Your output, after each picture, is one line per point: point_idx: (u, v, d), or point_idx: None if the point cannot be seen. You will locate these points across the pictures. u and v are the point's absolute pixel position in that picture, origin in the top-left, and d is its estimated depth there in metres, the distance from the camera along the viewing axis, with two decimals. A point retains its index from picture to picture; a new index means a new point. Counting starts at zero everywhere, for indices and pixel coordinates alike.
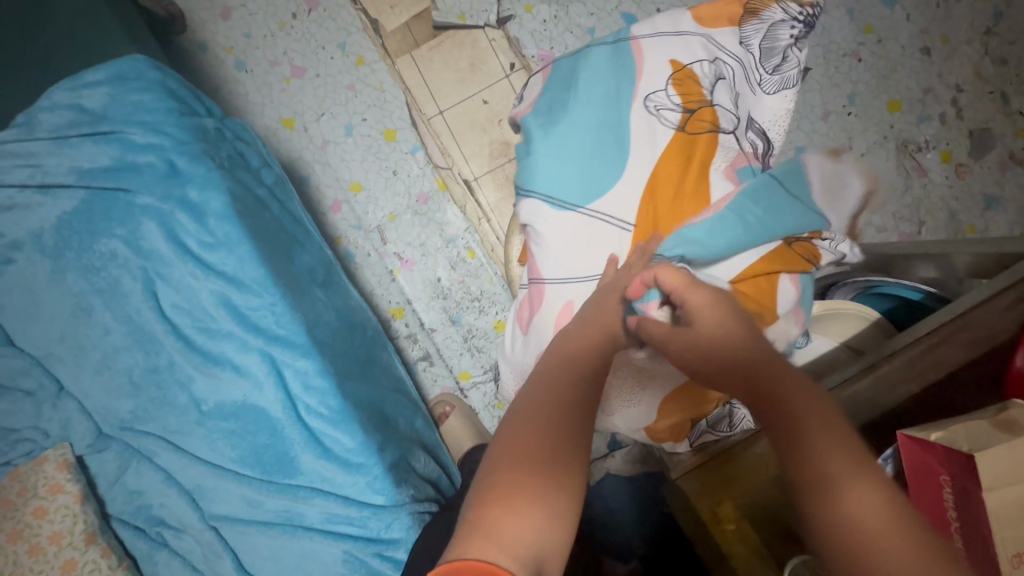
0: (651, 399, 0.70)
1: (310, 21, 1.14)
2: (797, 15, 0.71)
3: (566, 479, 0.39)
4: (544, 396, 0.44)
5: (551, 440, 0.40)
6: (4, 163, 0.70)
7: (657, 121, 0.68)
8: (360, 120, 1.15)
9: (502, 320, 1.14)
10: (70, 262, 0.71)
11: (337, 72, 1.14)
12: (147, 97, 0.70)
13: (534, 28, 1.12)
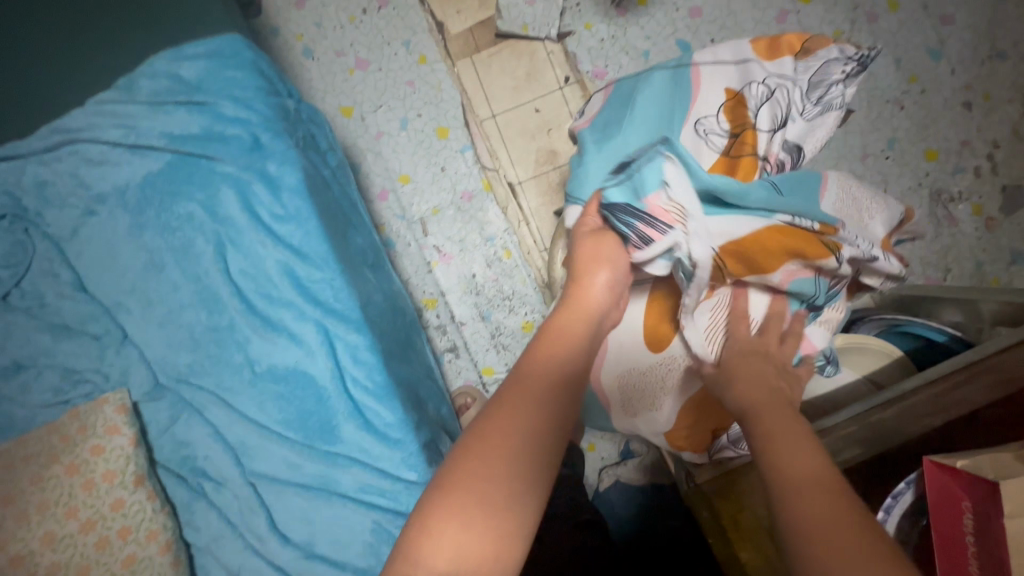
0: (673, 406, 0.67)
1: (379, 18, 1.19)
2: (851, 55, 0.65)
3: (526, 500, 0.41)
4: (523, 403, 0.45)
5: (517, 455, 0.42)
6: (102, 122, 0.75)
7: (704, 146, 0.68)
8: (415, 116, 1.19)
9: (531, 322, 1.16)
10: (150, 219, 0.75)
11: (399, 68, 1.19)
12: (241, 74, 0.75)
13: (591, 46, 1.16)
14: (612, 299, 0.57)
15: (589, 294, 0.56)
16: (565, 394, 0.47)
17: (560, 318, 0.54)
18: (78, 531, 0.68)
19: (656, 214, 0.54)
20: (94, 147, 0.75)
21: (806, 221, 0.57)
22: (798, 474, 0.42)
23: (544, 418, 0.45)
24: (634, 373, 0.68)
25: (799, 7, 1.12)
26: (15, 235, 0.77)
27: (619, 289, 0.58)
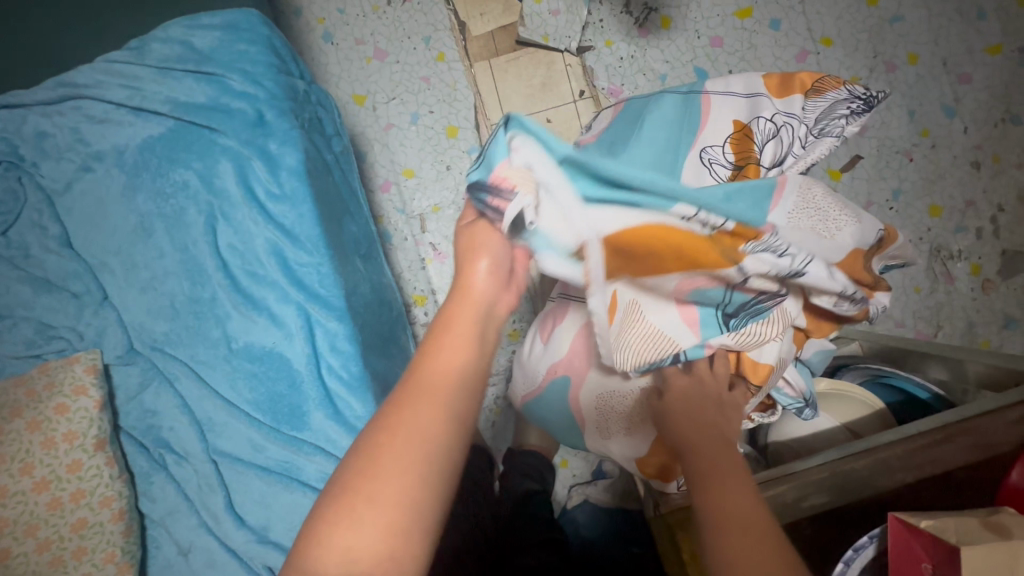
0: (647, 433, 0.67)
1: (403, 10, 1.19)
2: (859, 96, 0.65)
3: (423, 517, 0.42)
4: (415, 416, 0.44)
5: (408, 469, 0.42)
6: (108, 80, 0.75)
7: (707, 175, 0.65)
8: (427, 112, 1.19)
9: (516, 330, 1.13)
10: (145, 183, 0.75)
11: (417, 62, 1.19)
12: (253, 49, 0.75)
13: (611, 64, 1.16)
14: (500, 279, 0.50)
15: (473, 278, 0.49)
16: (464, 400, 0.46)
17: (453, 307, 0.49)
18: (31, 490, 0.67)
19: (506, 178, 0.43)
20: (98, 105, 0.75)
21: (713, 219, 0.43)
22: (731, 513, 0.48)
23: (436, 432, 0.44)
24: (612, 398, 0.67)
25: (820, 49, 1.13)
26: (10, 183, 0.76)
27: (507, 269, 0.50)
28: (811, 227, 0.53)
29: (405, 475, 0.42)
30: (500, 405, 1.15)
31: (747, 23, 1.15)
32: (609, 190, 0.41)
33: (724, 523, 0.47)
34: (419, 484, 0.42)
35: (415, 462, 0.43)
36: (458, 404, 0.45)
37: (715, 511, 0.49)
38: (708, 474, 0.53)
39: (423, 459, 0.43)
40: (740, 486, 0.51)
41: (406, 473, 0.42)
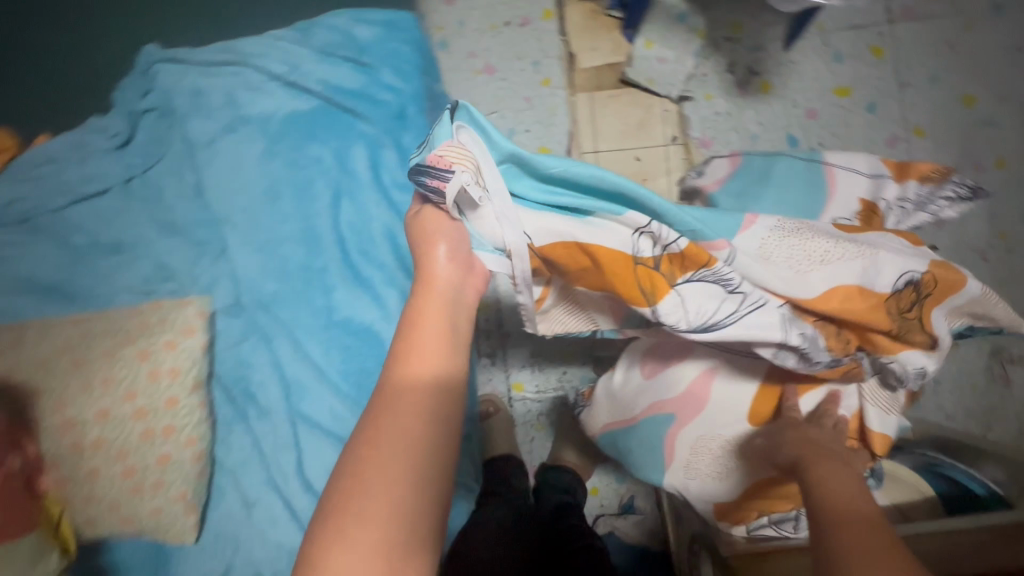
0: (737, 482, 0.72)
1: (518, 33, 1.26)
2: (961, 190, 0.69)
3: (413, 514, 0.42)
4: (386, 411, 0.47)
5: (380, 463, 0.44)
6: (271, 54, 0.81)
7: None
8: (523, 130, 1.24)
9: (571, 351, 1.15)
10: (283, 151, 0.80)
11: (522, 83, 1.25)
12: (406, 51, 0.82)
13: (707, 117, 1.21)
14: (459, 270, 0.57)
15: (435, 267, 0.56)
16: (433, 392, 0.49)
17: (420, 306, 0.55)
18: (131, 416, 0.71)
19: (440, 165, 0.51)
20: (256, 75, 0.81)
21: (643, 245, 0.55)
22: (843, 512, 0.48)
23: (406, 424, 0.46)
24: (713, 441, 0.72)
25: (910, 138, 1.17)
26: (158, 129, 0.82)
27: (465, 256, 0.58)
28: (785, 259, 0.57)
29: (387, 467, 0.43)
30: (542, 421, 1.17)
31: (843, 102, 1.19)
32: (551, 202, 0.54)
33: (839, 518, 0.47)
34: (390, 477, 0.43)
35: (385, 454, 0.44)
36: (428, 398, 0.48)
37: (830, 510, 0.49)
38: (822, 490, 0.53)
39: (393, 451, 0.44)
40: (853, 496, 0.50)
41: (388, 465, 0.44)
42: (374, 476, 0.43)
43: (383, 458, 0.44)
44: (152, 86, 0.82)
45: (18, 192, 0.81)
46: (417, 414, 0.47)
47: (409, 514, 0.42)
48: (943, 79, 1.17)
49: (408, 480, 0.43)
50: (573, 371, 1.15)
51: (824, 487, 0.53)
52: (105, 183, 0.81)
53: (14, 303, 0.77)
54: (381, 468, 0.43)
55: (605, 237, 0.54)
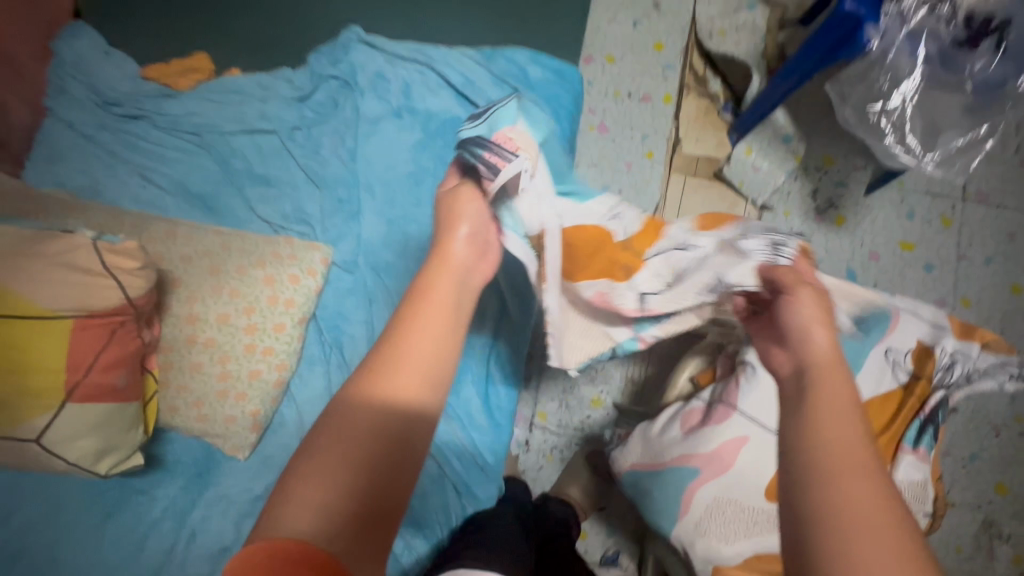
0: (744, 550, 0.76)
1: (636, 105, 1.39)
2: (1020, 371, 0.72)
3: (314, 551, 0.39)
4: (328, 455, 0.40)
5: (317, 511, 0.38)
6: (452, 65, 0.92)
7: (886, 373, 0.76)
8: (615, 189, 1.35)
9: (601, 399, 1.22)
10: (435, 146, 0.91)
11: (627, 148, 1.37)
12: (566, 96, 0.92)
13: (781, 230, 1.33)
14: (476, 252, 0.53)
15: (452, 247, 0.52)
16: (395, 431, 0.43)
17: (409, 331, 0.47)
18: (242, 329, 0.78)
19: (506, 142, 0.50)
20: (434, 78, 0.93)
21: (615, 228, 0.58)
22: (837, 453, 0.42)
23: (351, 470, 0.40)
24: (728, 505, 0.76)
25: (957, 306, 1.27)
26: (336, 95, 0.93)
27: (483, 241, 0.53)
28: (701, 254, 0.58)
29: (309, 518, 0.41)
30: (554, 454, 1.22)
31: (905, 255, 1.30)
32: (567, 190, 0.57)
33: (842, 467, 0.41)
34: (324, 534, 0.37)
35: (322, 505, 0.38)
36: (384, 440, 0.42)
37: (819, 446, 0.43)
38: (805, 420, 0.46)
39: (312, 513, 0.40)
40: (850, 425, 0.44)
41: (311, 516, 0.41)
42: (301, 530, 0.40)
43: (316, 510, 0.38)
44: (343, 59, 0.94)
45: (201, 110, 0.93)
46: (365, 458, 0.41)
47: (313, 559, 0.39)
48: (997, 263, 1.29)
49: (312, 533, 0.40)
50: (597, 418, 1.22)
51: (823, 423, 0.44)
52: (276, 124, 0.92)
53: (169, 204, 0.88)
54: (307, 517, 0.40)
55: (589, 216, 0.57)
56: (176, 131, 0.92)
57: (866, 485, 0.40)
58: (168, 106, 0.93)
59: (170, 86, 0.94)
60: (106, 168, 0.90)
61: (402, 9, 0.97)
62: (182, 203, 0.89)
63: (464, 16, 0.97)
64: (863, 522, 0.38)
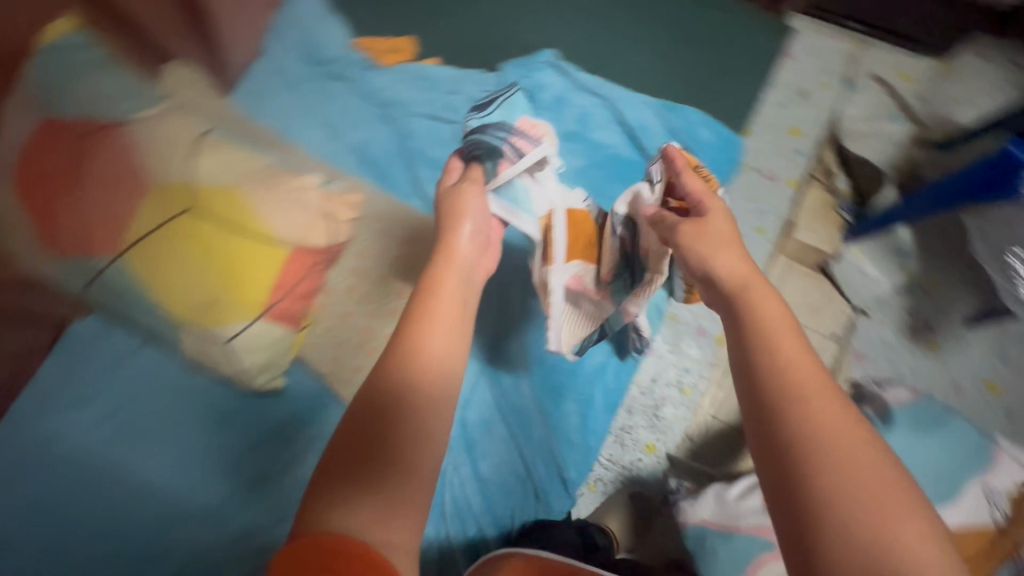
0: None
1: (760, 181, 1.40)
2: None
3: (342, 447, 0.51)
4: (344, 452, 0.50)
5: (360, 497, 0.48)
6: (630, 107, 0.99)
7: (986, 508, 0.79)
8: None
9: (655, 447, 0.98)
10: (595, 175, 0.97)
11: (741, 219, 1.37)
12: (725, 165, 0.98)
13: (872, 337, 1.33)
14: (478, 247, 0.74)
15: (459, 244, 0.72)
16: (407, 419, 0.54)
17: (407, 335, 0.61)
18: (394, 294, 0.87)
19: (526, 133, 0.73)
20: (609, 113, 0.99)
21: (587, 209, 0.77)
22: (803, 393, 0.50)
23: (378, 454, 0.51)
24: None
25: None
26: None
27: (481, 241, 0.74)
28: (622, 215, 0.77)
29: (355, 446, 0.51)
30: (596, 485, 0.94)
31: (991, 397, 1.29)
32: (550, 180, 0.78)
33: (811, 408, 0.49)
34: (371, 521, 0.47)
35: (360, 488, 0.48)
36: (394, 426, 0.53)
37: (785, 387, 0.50)
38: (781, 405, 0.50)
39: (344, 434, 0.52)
40: (801, 361, 0.52)
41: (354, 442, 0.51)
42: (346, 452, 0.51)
43: (353, 491, 0.48)
44: (530, 75, 1.02)
45: (396, 88, 1.02)
46: (385, 442, 0.52)
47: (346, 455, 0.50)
48: None
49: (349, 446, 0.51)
50: (644, 466, 0.97)
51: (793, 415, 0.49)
52: (456, 117, 1.01)
53: (347, 161, 0.95)
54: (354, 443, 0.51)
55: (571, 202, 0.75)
56: (368, 100, 1.01)
57: (832, 417, 0.48)
58: (369, 76, 1.02)
59: (377, 60, 1.04)
60: (298, 113, 0.96)
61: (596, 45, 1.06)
62: (357, 163, 0.96)
63: (649, 66, 1.04)
64: (839, 451, 0.46)
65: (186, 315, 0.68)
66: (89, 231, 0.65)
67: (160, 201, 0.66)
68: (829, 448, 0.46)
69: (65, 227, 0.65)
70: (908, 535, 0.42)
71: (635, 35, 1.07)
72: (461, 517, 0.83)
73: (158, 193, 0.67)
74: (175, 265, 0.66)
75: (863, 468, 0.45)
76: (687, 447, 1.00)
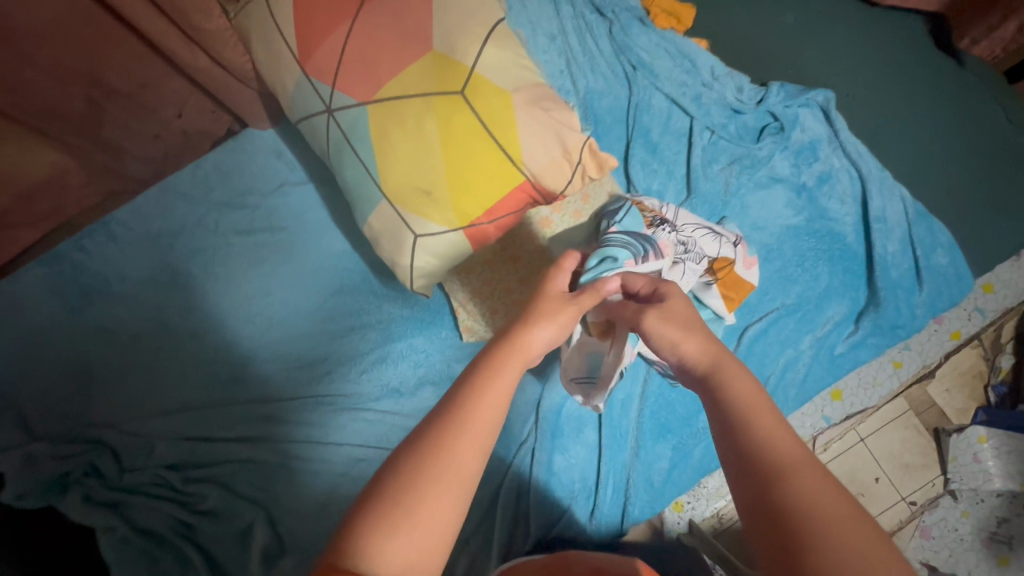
0: None
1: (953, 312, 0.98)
2: None
3: (392, 468, 0.38)
4: (407, 466, 0.38)
5: (403, 527, 0.36)
6: (877, 192, 0.89)
7: None
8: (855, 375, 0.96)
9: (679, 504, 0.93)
10: (806, 240, 0.88)
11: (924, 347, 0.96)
12: (944, 300, 0.88)
13: (946, 525, 0.99)
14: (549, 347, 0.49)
15: (532, 340, 0.48)
16: (461, 423, 0.40)
17: (499, 358, 0.45)
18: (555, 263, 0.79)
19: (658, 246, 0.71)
20: (852, 189, 0.90)
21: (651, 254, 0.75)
22: (784, 460, 0.38)
23: (430, 472, 0.37)
24: None
25: None
26: (764, 132, 0.92)
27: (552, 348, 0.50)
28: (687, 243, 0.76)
29: (398, 465, 0.38)
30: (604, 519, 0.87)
31: None
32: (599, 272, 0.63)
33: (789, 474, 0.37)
34: (422, 557, 0.36)
35: (405, 510, 0.36)
36: (450, 430, 0.40)
37: (762, 453, 0.39)
38: (759, 472, 0.38)
39: (402, 450, 0.39)
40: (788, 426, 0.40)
41: (401, 459, 0.39)
42: (390, 469, 0.38)
43: (401, 512, 0.36)
44: (793, 110, 0.93)
45: (652, 53, 0.93)
46: (440, 455, 0.38)
47: (390, 479, 0.38)
48: None
49: (393, 467, 0.38)
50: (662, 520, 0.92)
51: (784, 482, 0.37)
52: (698, 113, 0.91)
53: (573, 103, 0.86)
54: (400, 459, 0.39)
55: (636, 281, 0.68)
56: (620, 52, 0.92)
57: (818, 483, 0.36)
58: (634, 29, 0.94)
59: (648, 17, 0.97)
60: (550, 31, 0.89)
61: (852, 120, 1.01)
62: (579, 111, 0.87)
63: (897, 166, 0.98)
64: (825, 528, 0.34)
65: (394, 191, 0.64)
66: (343, 67, 0.62)
67: (432, 72, 0.60)
68: (805, 520, 0.35)
69: (321, 54, 0.63)
70: None
71: (899, 131, 0.99)
72: (517, 492, 0.81)
73: (434, 61, 0.60)
74: (409, 140, 0.62)
75: (853, 540, 0.33)
76: (711, 524, 0.95)
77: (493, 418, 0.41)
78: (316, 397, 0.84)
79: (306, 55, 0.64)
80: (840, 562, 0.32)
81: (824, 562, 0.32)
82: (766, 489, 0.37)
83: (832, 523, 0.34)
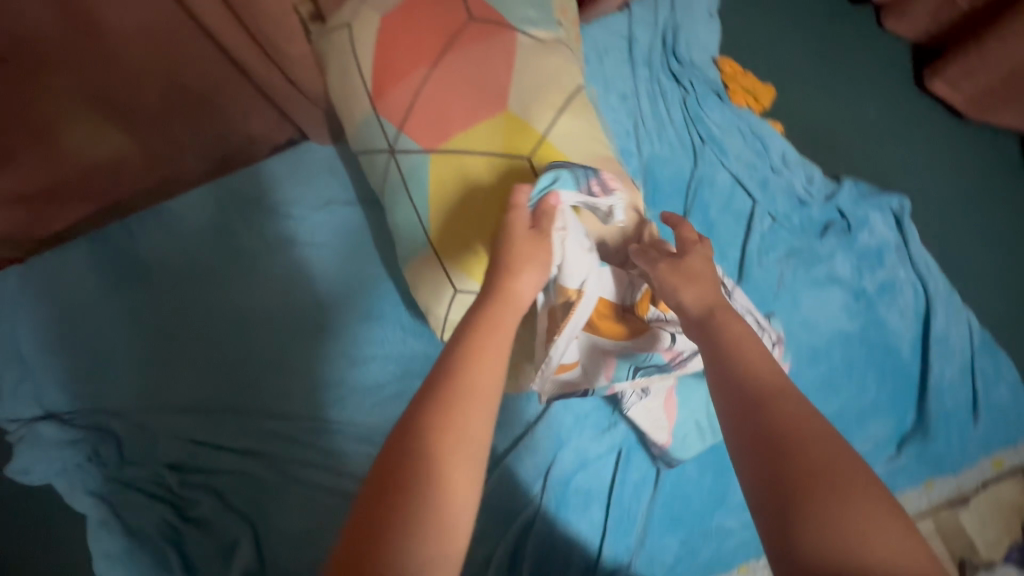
0: None
1: None
2: None
3: (398, 451, 0.39)
4: (414, 451, 0.39)
5: (426, 517, 0.37)
6: (940, 314, 0.85)
7: None
8: None
9: None
10: (858, 351, 0.83)
11: None
12: (999, 437, 0.82)
13: None
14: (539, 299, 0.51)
15: (523, 287, 0.50)
16: (461, 394, 0.41)
17: (487, 323, 0.46)
18: None
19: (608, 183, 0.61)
20: (913, 306, 0.85)
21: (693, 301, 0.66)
22: (769, 387, 0.43)
23: (437, 450, 0.39)
24: None
25: None
26: (829, 228, 0.88)
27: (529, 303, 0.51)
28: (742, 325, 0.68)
29: (407, 446, 0.39)
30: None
31: None
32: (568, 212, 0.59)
33: (796, 434, 0.40)
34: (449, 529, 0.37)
35: (422, 489, 0.38)
36: (451, 403, 0.41)
37: (753, 384, 0.43)
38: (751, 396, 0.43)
39: (406, 433, 0.40)
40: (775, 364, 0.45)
41: (407, 441, 0.39)
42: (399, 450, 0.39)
43: (420, 491, 0.37)
44: (860, 212, 0.89)
45: (723, 130, 0.91)
46: (445, 430, 0.40)
47: (401, 460, 0.39)
48: None
49: (400, 450, 0.39)
50: None
51: (773, 405, 0.42)
52: (761, 199, 0.88)
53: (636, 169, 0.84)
54: (408, 439, 0.40)
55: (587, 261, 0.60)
56: (691, 122, 0.90)
57: (798, 407, 0.41)
58: (708, 103, 0.92)
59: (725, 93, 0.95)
60: (623, 94, 0.88)
61: (926, 225, 0.95)
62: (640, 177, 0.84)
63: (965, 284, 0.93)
64: (802, 438, 0.40)
65: (438, 242, 0.62)
66: (414, 109, 0.61)
67: (504, 131, 0.60)
68: (791, 435, 0.40)
69: (395, 93, 0.62)
70: (862, 513, 0.36)
71: (972, 248, 0.94)
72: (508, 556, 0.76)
73: (506, 121, 0.60)
74: (466, 195, 0.61)
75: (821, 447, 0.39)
76: None
77: (492, 383, 0.43)
78: (323, 420, 0.82)
79: (379, 91, 0.63)
80: (816, 462, 0.38)
81: (803, 461, 0.38)
82: (756, 413, 0.42)
83: (809, 432, 0.40)
